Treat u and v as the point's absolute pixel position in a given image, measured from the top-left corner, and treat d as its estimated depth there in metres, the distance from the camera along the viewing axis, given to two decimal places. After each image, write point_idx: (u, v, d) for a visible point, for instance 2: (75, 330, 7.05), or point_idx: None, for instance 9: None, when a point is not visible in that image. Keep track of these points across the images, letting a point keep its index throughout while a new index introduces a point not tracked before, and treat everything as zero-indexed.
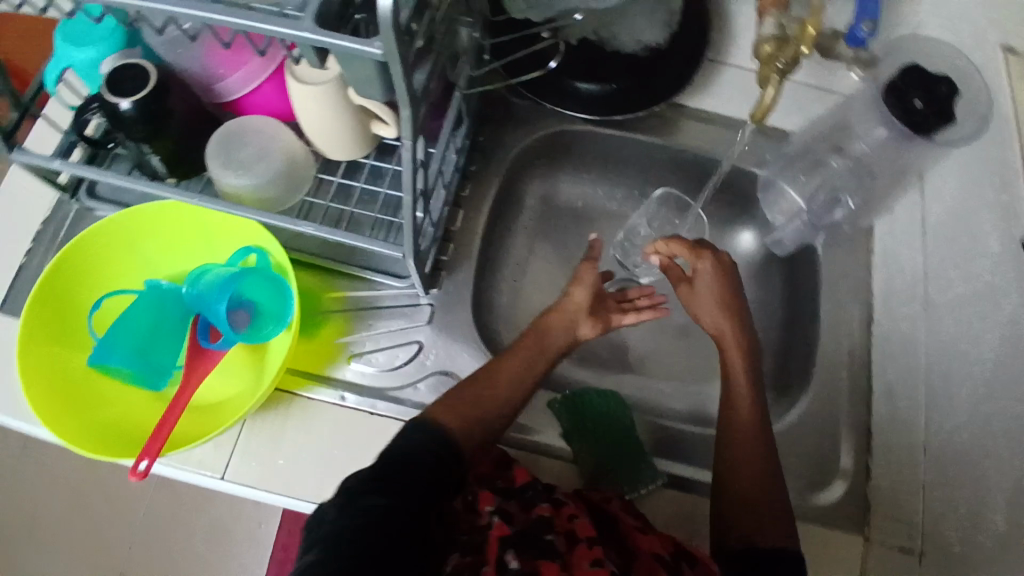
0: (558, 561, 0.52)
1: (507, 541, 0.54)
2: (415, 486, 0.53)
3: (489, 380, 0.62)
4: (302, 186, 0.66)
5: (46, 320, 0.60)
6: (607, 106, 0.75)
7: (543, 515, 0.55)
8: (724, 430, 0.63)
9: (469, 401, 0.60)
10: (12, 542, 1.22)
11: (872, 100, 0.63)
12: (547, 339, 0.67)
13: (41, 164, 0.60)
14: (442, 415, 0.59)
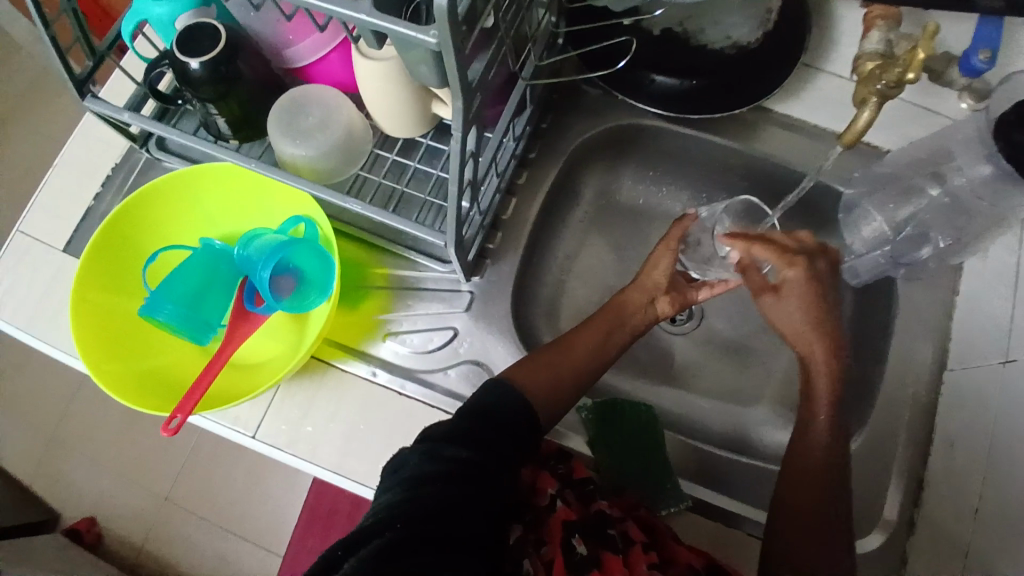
0: (620, 556, 0.54)
1: (572, 526, 0.55)
2: (496, 445, 0.53)
3: (569, 348, 0.64)
4: (359, 159, 0.65)
5: (102, 268, 0.62)
6: (682, 103, 0.70)
7: (602, 510, 0.57)
8: (788, 460, 0.57)
9: (547, 365, 0.61)
10: (80, 452, 1.35)
11: (981, 131, 0.56)
12: (624, 315, 0.67)
13: (111, 115, 0.61)
14: (520, 377, 0.60)
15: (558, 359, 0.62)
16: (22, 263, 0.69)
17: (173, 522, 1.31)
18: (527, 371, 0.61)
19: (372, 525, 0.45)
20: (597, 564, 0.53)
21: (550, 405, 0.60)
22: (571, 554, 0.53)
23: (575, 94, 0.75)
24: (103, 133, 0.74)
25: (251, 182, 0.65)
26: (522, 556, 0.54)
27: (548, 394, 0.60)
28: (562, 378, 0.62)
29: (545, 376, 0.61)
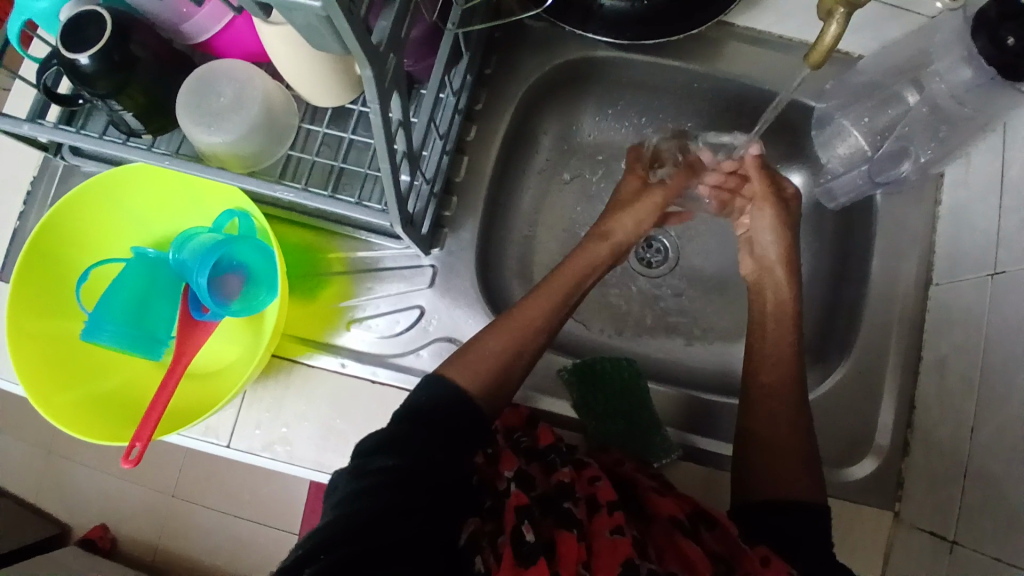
0: (576, 532, 0.49)
1: (524, 511, 0.50)
2: (429, 446, 0.50)
3: (512, 326, 0.58)
4: (287, 138, 0.60)
5: (34, 293, 0.56)
6: (635, 27, 0.63)
7: (563, 481, 0.53)
8: (750, 394, 0.59)
9: (490, 351, 0.56)
10: (83, 458, 1.36)
11: (961, 27, 0.51)
12: (565, 274, 0.62)
13: (9, 129, 0.53)
14: (453, 373, 0.55)
15: (504, 342, 0.57)
16: None
17: (187, 515, 1.33)
18: (463, 362, 0.56)
19: (294, 557, 0.44)
20: (549, 550, 0.47)
21: (495, 393, 0.56)
22: (520, 543, 0.47)
23: (518, 29, 0.68)
24: (9, 143, 0.67)
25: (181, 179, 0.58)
26: (475, 554, 0.49)
27: (493, 382, 0.55)
28: (503, 365, 0.56)
29: (487, 366, 0.55)
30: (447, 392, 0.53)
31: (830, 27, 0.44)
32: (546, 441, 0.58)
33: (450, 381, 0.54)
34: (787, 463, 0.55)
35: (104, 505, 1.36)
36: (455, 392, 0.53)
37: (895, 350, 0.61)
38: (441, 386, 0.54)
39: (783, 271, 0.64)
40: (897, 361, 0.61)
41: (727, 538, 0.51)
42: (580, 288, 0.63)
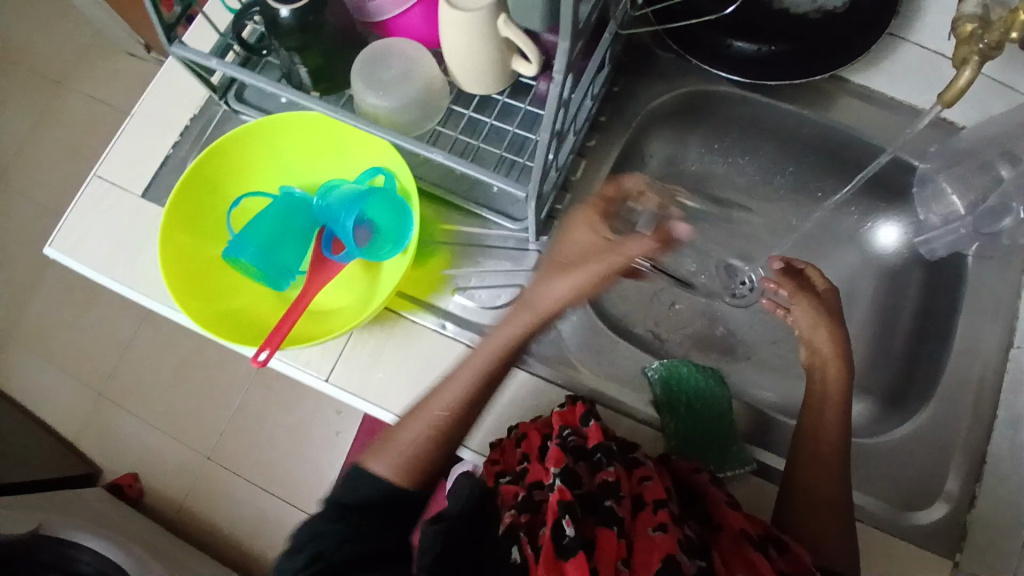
0: (616, 530, 0.50)
1: (567, 504, 0.50)
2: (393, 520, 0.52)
3: (427, 412, 0.58)
4: (435, 115, 0.65)
5: (190, 206, 0.62)
6: (756, 70, 0.69)
7: (608, 480, 0.54)
8: (806, 425, 0.61)
9: (406, 439, 0.56)
10: (131, 405, 1.41)
11: None
12: (487, 349, 0.59)
13: (196, 60, 0.61)
14: (375, 463, 0.55)
15: (421, 426, 0.57)
16: (102, 207, 0.72)
17: (218, 479, 1.36)
18: (383, 452, 0.56)
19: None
20: (590, 546, 0.48)
21: (414, 473, 0.55)
22: (559, 537, 0.48)
23: (647, 56, 0.74)
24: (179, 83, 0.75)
25: (338, 134, 0.65)
26: (512, 545, 0.50)
27: (416, 469, 0.55)
28: (432, 452, 0.56)
29: (406, 451, 0.55)
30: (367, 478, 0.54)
31: (963, 74, 0.49)
32: (594, 439, 0.57)
33: (368, 471, 0.55)
34: (835, 505, 0.57)
35: (139, 457, 1.39)
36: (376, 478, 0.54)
37: (971, 403, 0.63)
38: (362, 482, 0.54)
39: (830, 324, 0.65)
40: (973, 414, 0.62)
41: (797, 564, 0.53)
42: (503, 361, 0.59)
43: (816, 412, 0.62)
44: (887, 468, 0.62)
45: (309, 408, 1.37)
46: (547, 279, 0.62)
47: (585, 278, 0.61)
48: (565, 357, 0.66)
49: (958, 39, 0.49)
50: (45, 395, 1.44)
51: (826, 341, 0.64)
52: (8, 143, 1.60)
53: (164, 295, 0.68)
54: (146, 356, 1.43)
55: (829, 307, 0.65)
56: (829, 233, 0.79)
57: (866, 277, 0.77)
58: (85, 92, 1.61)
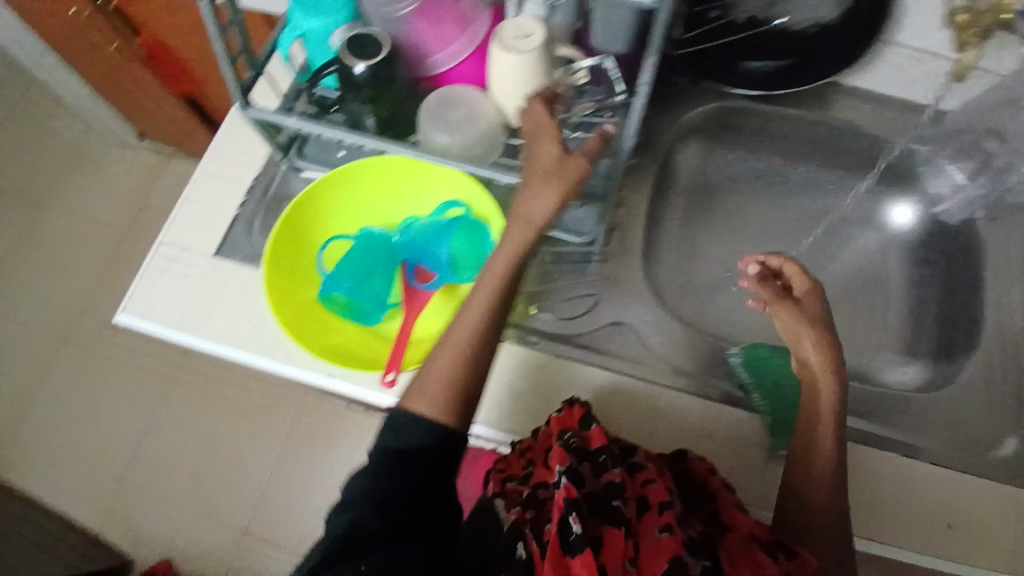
0: (623, 529, 0.52)
1: (572, 502, 0.51)
2: (428, 475, 0.52)
3: (451, 342, 0.57)
4: (498, 147, 0.70)
5: (285, 249, 0.66)
6: (774, 81, 0.78)
7: (613, 480, 0.54)
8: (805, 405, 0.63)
9: (441, 369, 0.55)
10: (157, 487, 1.37)
11: None
12: (505, 251, 0.58)
13: (270, 118, 0.67)
14: (416, 403, 0.55)
15: (453, 351, 0.56)
16: (171, 271, 0.72)
17: (258, 553, 1.31)
18: (424, 381, 0.56)
19: (343, 529, 0.48)
20: (596, 543, 0.50)
21: (462, 413, 0.55)
22: (566, 534, 0.50)
23: (668, 84, 0.82)
24: (235, 145, 0.78)
25: (407, 171, 0.70)
26: (518, 542, 0.54)
27: (459, 402, 0.55)
28: (471, 393, 0.56)
29: (440, 385, 0.55)
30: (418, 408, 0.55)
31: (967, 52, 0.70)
32: (597, 441, 0.57)
33: (414, 410, 0.55)
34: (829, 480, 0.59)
35: (171, 541, 1.33)
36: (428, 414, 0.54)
37: (1001, 346, 0.73)
38: (403, 421, 0.54)
39: (814, 330, 0.65)
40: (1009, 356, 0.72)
41: (806, 567, 0.54)
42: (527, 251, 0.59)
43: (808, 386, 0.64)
44: (955, 414, 0.70)
45: (344, 466, 1.35)
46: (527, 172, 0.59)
47: (573, 170, 0.57)
48: (646, 351, 0.72)
49: (960, 28, 0.69)
50: (63, 490, 1.38)
51: (821, 357, 0.64)
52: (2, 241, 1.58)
53: (248, 344, 0.68)
54: (169, 437, 1.40)
55: (809, 313, 0.67)
56: (846, 222, 0.88)
57: (887, 258, 0.86)
58: (83, 185, 1.62)
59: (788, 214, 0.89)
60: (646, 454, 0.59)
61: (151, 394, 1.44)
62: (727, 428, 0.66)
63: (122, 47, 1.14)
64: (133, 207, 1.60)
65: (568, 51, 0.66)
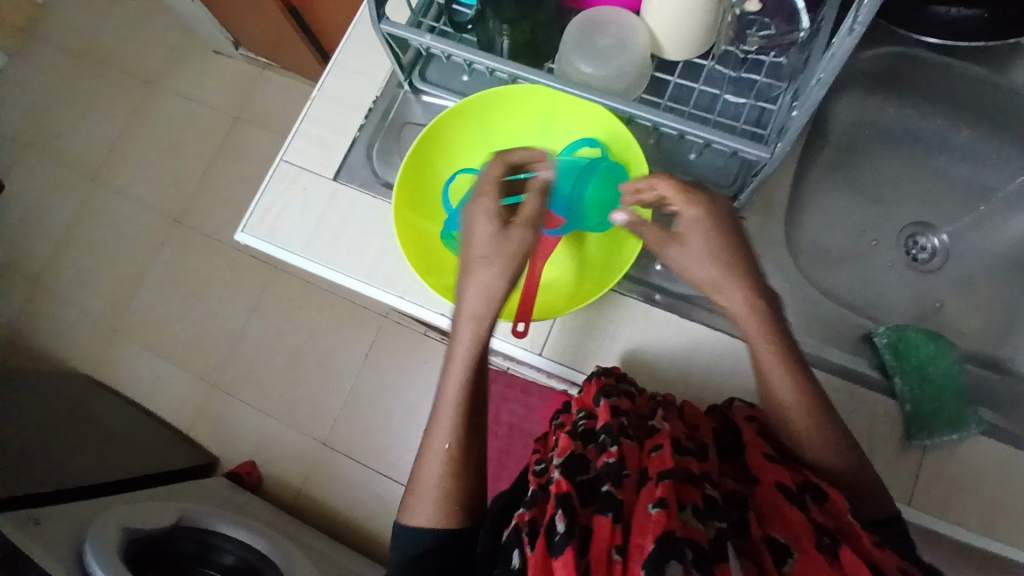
0: (612, 516, 0.44)
1: (562, 497, 0.46)
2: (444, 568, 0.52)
3: (434, 450, 0.55)
4: (644, 83, 0.64)
5: (413, 183, 0.63)
6: (965, 31, 0.67)
7: (611, 463, 0.49)
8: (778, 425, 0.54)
9: (431, 480, 0.54)
10: (245, 392, 1.44)
11: None
12: (453, 372, 0.55)
13: (405, 36, 0.61)
14: (416, 517, 0.54)
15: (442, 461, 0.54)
16: (293, 193, 0.71)
17: (336, 465, 1.37)
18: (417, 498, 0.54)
19: None
20: (584, 537, 0.44)
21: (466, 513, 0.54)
22: (550, 534, 0.43)
23: None
24: (359, 64, 0.74)
25: (541, 104, 0.65)
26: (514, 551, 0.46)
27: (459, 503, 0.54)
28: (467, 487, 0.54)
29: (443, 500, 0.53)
30: (420, 534, 0.53)
31: None
32: (602, 419, 0.53)
33: (417, 529, 0.53)
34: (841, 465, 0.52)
35: (257, 445, 1.41)
36: (428, 531, 0.53)
37: None
38: (415, 540, 0.53)
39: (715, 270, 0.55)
40: None
41: (837, 514, 0.48)
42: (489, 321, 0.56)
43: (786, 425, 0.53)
44: None
45: (421, 392, 1.38)
46: (468, 241, 0.56)
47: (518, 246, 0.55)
48: None
49: None
50: (158, 384, 1.48)
51: (740, 308, 0.54)
52: (106, 143, 1.63)
53: (367, 275, 0.67)
54: (257, 348, 1.46)
55: (698, 226, 0.55)
56: None
57: None
58: (177, 92, 1.63)
59: (945, 182, 0.79)
60: (660, 415, 0.55)
61: (240, 305, 1.49)
62: (860, 412, 0.63)
63: None
64: (224, 117, 1.60)
65: None
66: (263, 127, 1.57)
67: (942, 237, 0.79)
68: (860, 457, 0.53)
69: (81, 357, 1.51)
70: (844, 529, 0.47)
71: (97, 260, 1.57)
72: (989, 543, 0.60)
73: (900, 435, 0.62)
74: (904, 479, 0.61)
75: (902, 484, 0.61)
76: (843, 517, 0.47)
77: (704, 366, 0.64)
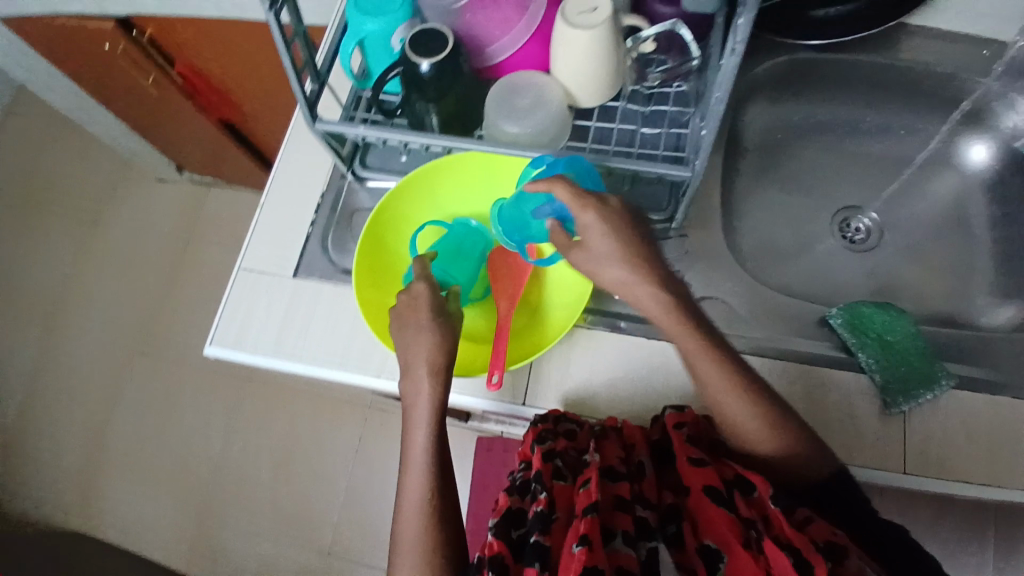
0: (538, 565, 0.49)
1: (494, 559, 0.51)
2: None
3: (407, 506, 0.55)
4: (566, 133, 0.69)
5: (370, 260, 0.66)
6: (842, 29, 0.77)
7: (538, 510, 0.53)
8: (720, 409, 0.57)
9: (409, 541, 0.54)
10: (236, 514, 1.38)
11: None
12: (419, 422, 0.57)
13: (339, 129, 0.66)
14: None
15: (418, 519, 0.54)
16: (255, 297, 0.72)
17: (344, 568, 1.32)
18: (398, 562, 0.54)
19: None
20: None
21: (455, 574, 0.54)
22: None
23: None
24: (302, 164, 0.78)
25: (476, 172, 0.70)
26: None
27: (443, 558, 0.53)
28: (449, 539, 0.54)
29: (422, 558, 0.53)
30: None
31: None
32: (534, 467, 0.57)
33: None
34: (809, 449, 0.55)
35: (257, 567, 1.34)
36: None
37: None
38: None
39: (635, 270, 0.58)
40: None
41: (761, 504, 0.52)
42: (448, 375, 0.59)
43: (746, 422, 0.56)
44: None
45: None
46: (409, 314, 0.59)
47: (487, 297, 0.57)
48: (739, 324, 0.69)
49: None
50: (144, 527, 1.41)
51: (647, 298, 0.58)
52: (56, 291, 1.61)
53: (340, 361, 0.68)
54: (242, 465, 1.42)
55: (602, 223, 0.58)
56: (921, 167, 0.85)
57: (971, 200, 0.83)
58: (125, 227, 1.65)
59: (858, 166, 0.86)
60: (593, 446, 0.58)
61: (218, 425, 1.45)
62: (835, 390, 0.65)
63: (160, 79, 1.15)
64: (176, 242, 1.61)
65: (634, 21, 0.66)
66: (216, 242, 1.60)
67: (868, 216, 0.85)
68: (809, 441, 0.56)
69: (58, 513, 1.44)
70: (767, 516, 0.52)
71: (61, 410, 1.52)
72: (981, 489, 0.62)
73: (878, 407, 0.64)
74: (891, 446, 0.63)
75: (891, 452, 0.63)
76: (765, 507, 0.52)
77: (682, 379, 0.66)
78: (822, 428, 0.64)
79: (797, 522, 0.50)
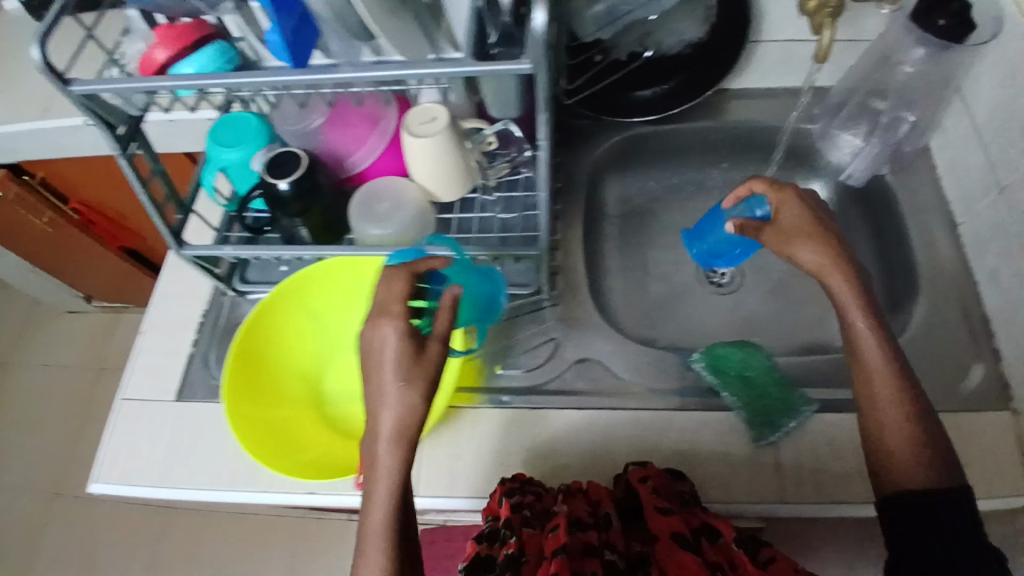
0: None
1: None
2: None
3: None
4: (429, 227, 0.73)
5: (243, 376, 0.66)
6: (666, 103, 0.85)
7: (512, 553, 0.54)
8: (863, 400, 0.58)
9: None
10: None
11: (901, 28, 0.72)
12: (375, 497, 0.52)
13: (206, 253, 0.69)
14: None
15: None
16: (137, 427, 0.71)
17: None
18: None
19: None
20: None
21: None
22: None
23: (571, 127, 0.87)
24: (182, 288, 0.79)
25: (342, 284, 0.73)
26: None
27: None
28: None
29: None
30: None
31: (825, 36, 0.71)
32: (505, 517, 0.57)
33: None
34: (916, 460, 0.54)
35: None
36: None
37: (953, 288, 0.73)
38: None
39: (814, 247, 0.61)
40: (954, 290, 0.73)
41: (726, 547, 0.54)
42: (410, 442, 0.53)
43: (868, 393, 0.57)
44: (920, 359, 0.70)
45: None
46: (372, 363, 0.53)
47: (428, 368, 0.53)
48: (617, 383, 0.72)
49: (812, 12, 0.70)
50: None
51: (820, 263, 0.60)
52: None
53: (225, 481, 0.67)
54: None
55: (790, 227, 0.62)
56: None
57: None
58: (39, 366, 1.60)
59: None
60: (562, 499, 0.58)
61: (141, 564, 1.36)
62: (712, 434, 0.68)
63: (54, 219, 1.17)
64: (91, 374, 1.57)
65: (474, 123, 0.70)
66: None
67: None
68: (949, 461, 0.54)
69: None
70: (733, 560, 0.53)
71: None
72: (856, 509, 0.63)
73: (750, 440, 0.67)
74: (771, 482, 0.65)
75: (772, 486, 0.65)
76: (732, 550, 0.54)
77: (567, 445, 0.68)
78: (704, 473, 0.66)
79: (761, 562, 0.53)
